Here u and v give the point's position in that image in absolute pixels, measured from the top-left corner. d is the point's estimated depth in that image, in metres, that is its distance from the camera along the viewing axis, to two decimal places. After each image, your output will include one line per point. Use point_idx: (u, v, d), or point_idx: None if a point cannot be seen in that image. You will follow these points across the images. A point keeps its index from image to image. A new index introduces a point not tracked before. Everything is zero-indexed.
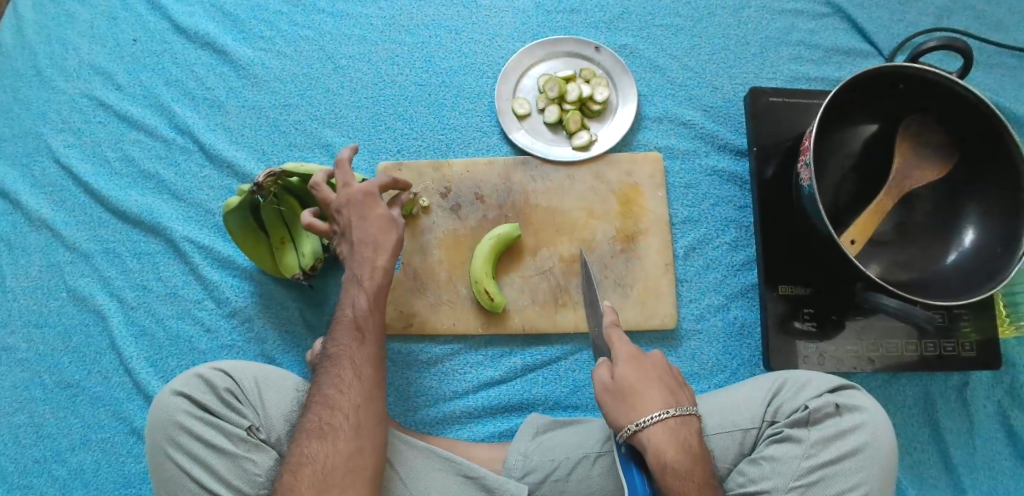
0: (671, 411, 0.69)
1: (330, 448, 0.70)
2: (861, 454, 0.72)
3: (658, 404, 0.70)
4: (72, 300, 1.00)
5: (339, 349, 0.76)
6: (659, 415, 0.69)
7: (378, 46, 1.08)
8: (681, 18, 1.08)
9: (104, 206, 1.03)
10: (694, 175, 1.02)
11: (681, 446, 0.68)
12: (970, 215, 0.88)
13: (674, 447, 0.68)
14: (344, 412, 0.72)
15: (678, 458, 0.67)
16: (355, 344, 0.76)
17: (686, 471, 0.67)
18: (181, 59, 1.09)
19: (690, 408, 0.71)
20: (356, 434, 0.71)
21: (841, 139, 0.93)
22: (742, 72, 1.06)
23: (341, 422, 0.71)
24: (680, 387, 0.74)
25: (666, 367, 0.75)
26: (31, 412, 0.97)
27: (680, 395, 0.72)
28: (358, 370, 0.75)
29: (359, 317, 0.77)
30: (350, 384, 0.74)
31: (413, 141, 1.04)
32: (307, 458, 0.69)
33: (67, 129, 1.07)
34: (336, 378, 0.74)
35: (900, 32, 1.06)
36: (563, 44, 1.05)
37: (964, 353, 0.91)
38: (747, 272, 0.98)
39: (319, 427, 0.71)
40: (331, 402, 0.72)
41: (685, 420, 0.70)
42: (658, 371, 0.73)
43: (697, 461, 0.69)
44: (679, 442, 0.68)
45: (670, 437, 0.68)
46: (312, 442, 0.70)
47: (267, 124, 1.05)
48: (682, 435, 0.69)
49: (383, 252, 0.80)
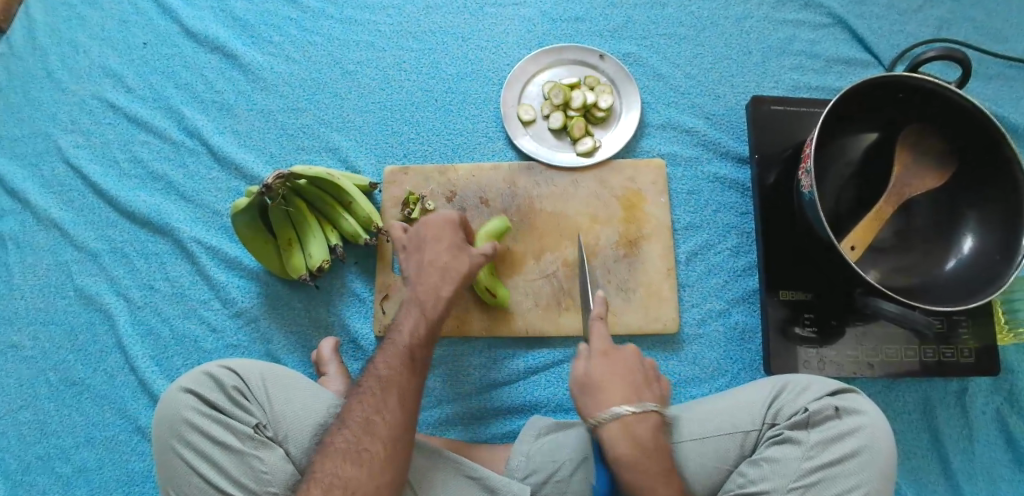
0: (626, 408, 0.70)
1: (364, 474, 0.69)
2: (860, 456, 0.72)
3: (618, 399, 0.72)
4: (79, 299, 1.01)
5: (383, 371, 0.76)
6: (612, 412, 0.70)
7: (386, 52, 1.09)
8: (684, 27, 1.10)
9: (112, 206, 1.04)
10: (696, 181, 1.03)
11: (641, 443, 0.70)
12: (970, 222, 0.89)
13: (626, 442, 0.70)
14: (348, 424, 0.72)
15: (630, 455, 0.69)
16: (406, 374, 0.76)
17: (636, 465, 0.69)
18: (191, 62, 1.10)
19: (653, 405, 0.72)
20: (393, 462, 0.71)
21: (841, 147, 0.95)
22: (744, 81, 1.07)
23: (378, 445, 0.71)
24: (647, 382, 0.75)
25: (635, 361, 0.76)
26: (36, 410, 0.98)
27: (640, 390, 0.73)
28: (405, 395, 0.75)
29: (412, 348, 0.79)
30: (395, 409, 0.73)
31: (419, 145, 1.05)
32: (342, 482, 0.68)
33: (77, 130, 1.08)
34: (377, 401, 0.74)
35: (900, 42, 1.08)
36: (568, 52, 1.06)
37: (963, 360, 0.92)
38: (748, 277, 0.99)
39: (354, 449, 0.70)
40: (371, 428, 0.72)
41: (643, 416, 0.71)
42: (622, 369, 0.74)
43: (655, 457, 0.70)
44: (636, 439, 0.70)
45: (627, 433, 0.70)
46: (338, 460, 0.69)
47: (275, 127, 1.07)
48: (645, 433, 0.71)
49: (449, 283, 0.85)
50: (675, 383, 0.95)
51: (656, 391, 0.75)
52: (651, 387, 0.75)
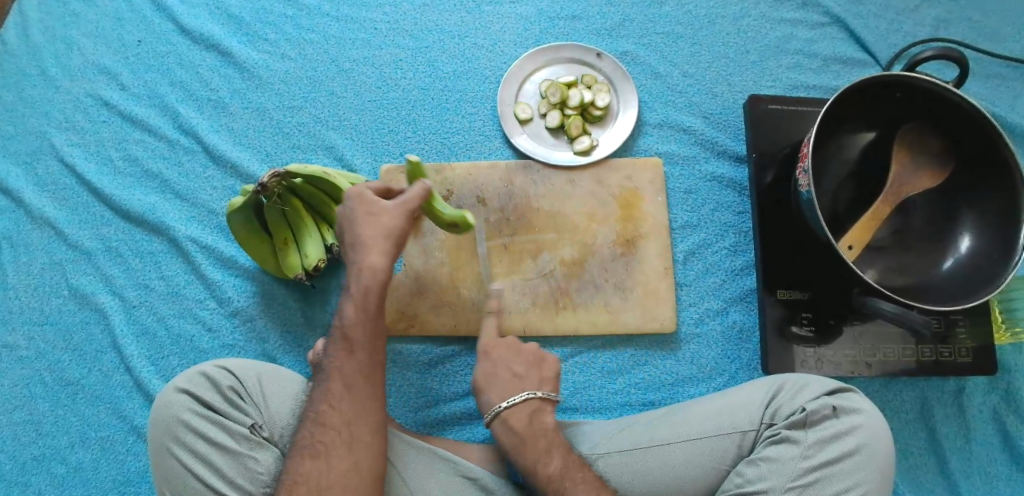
0: (501, 404, 0.80)
1: (325, 466, 0.69)
2: (858, 455, 0.72)
3: (498, 396, 0.81)
4: (73, 298, 1.00)
5: (333, 364, 0.74)
6: (493, 407, 0.80)
7: (382, 50, 1.09)
8: (681, 25, 1.09)
9: (107, 204, 1.04)
10: (694, 181, 1.03)
11: (516, 431, 0.79)
12: (968, 221, 0.89)
13: (507, 431, 0.79)
14: (338, 427, 0.71)
15: (511, 442, 0.78)
16: (348, 359, 0.74)
17: (517, 449, 0.77)
18: (186, 60, 1.10)
19: (524, 394, 0.80)
20: (354, 452, 0.70)
21: (839, 146, 0.94)
22: (742, 80, 1.07)
23: (332, 437, 0.71)
24: (535, 369, 0.84)
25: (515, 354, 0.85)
26: (31, 410, 0.97)
27: (522, 379, 0.83)
28: (354, 386, 0.73)
29: (349, 331, 0.75)
30: (345, 400, 0.72)
31: (416, 144, 1.05)
32: (301, 477, 0.68)
33: (71, 128, 1.08)
34: (328, 393, 0.73)
35: (897, 41, 1.08)
36: (565, 50, 1.06)
37: (960, 359, 0.92)
38: (746, 276, 0.98)
39: (311, 443, 0.70)
40: (324, 420, 0.71)
41: (522, 405, 0.80)
42: (505, 363, 0.84)
43: (533, 439, 0.78)
44: (514, 429, 0.79)
45: (507, 424, 0.79)
46: (304, 457, 0.70)
47: (270, 126, 1.06)
48: (522, 422, 0.79)
49: (375, 253, 0.76)
50: (673, 382, 0.95)
51: (543, 376, 0.84)
52: (538, 373, 0.84)
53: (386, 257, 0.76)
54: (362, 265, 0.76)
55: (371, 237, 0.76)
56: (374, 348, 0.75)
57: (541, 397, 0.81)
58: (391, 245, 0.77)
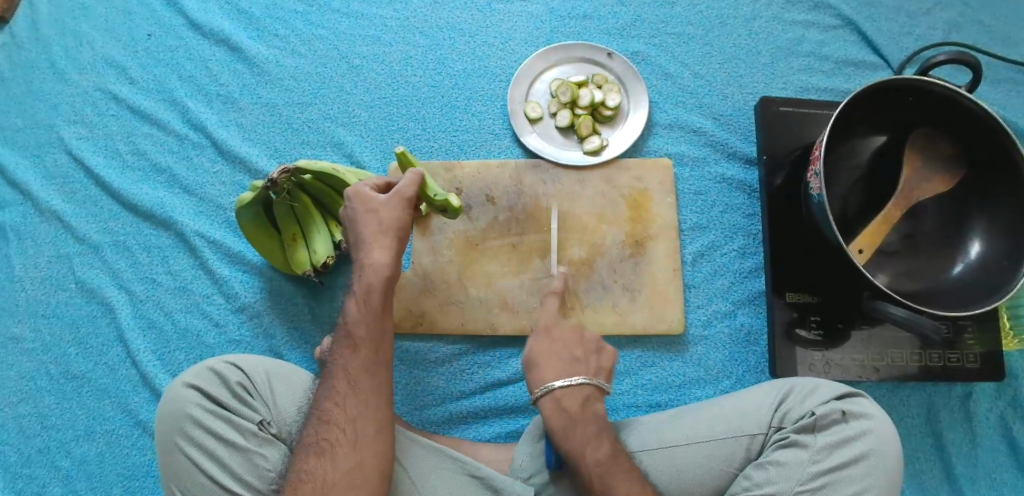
0: (556, 383, 0.77)
1: (329, 465, 0.69)
2: (868, 460, 0.72)
3: (554, 375, 0.78)
4: (80, 292, 1.00)
5: (339, 363, 0.74)
6: (545, 386, 0.77)
7: (393, 47, 1.09)
8: (692, 26, 1.09)
9: (115, 198, 1.04)
10: (703, 182, 1.02)
11: (569, 413, 0.76)
12: (978, 227, 0.89)
13: (558, 415, 0.76)
14: (345, 426, 0.70)
15: (561, 424, 0.76)
16: (356, 355, 0.74)
17: (567, 432, 0.75)
18: (195, 54, 1.09)
19: (581, 378, 0.77)
20: (357, 451, 0.69)
21: (850, 150, 0.94)
22: (752, 82, 1.07)
23: (338, 436, 0.70)
24: (590, 356, 0.80)
25: (578, 336, 0.81)
26: (37, 403, 0.97)
27: (579, 363, 0.79)
28: (359, 387, 0.72)
29: (355, 327, 0.75)
30: (348, 399, 0.72)
31: (425, 142, 1.05)
32: (307, 476, 0.68)
33: (79, 121, 1.07)
34: (333, 392, 0.72)
35: (909, 45, 1.07)
36: (575, 49, 1.05)
37: (968, 364, 0.92)
38: (755, 279, 0.98)
39: (316, 441, 0.70)
40: (329, 418, 0.71)
41: (576, 389, 0.77)
42: (563, 346, 0.80)
43: (585, 423, 0.76)
44: (567, 412, 0.76)
45: (560, 405, 0.76)
46: (309, 455, 0.69)
47: (279, 122, 1.06)
48: (577, 404, 0.77)
49: (378, 249, 0.77)
50: (681, 383, 0.95)
51: (600, 364, 0.80)
52: (598, 360, 0.80)
53: (389, 254, 0.77)
54: (367, 262, 0.77)
55: (374, 233, 0.78)
56: (379, 345, 0.75)
57: (593, 383, 0.78)
58: (393, 239, 0.78)
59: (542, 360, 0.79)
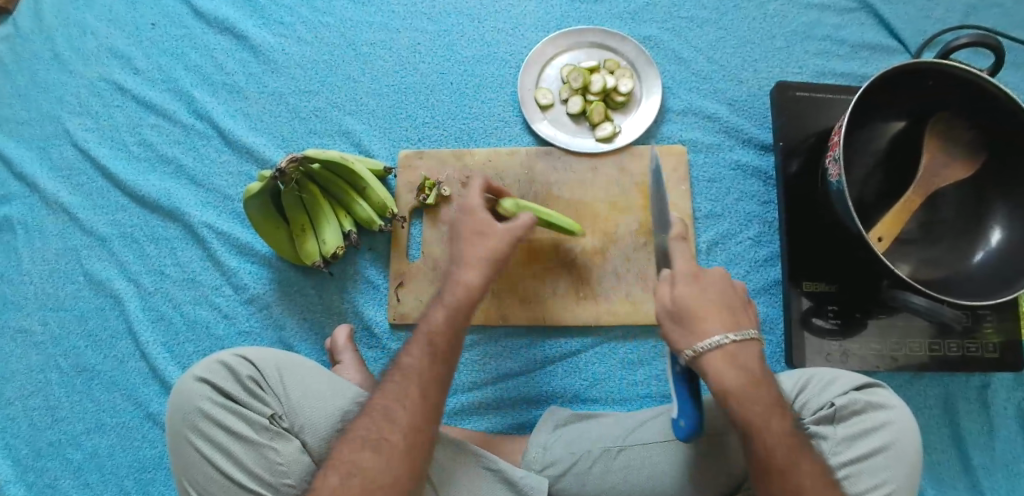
0: (727, 336, 0.64)
1: (384, 464, 0.67)
2: (889, 451, 0.71)
3: (717, 327, 0.65)
4: (88, 285, 0.99)
5: (410, 361, 0.73)
6: (711, 340, 0.64)
7: (401, 34, 1.07)
8: (706, 10, 1.07)
9: (122, 190, 1.02)
10: (717, 169, 1.01)
11: (742, 372, 0.64)
12: (998, 211, 0.87)
13: (736, 372, 0.63)
14: (402, 429, 0.69)
15: (738, 383, 0.63)
16: (429, 362, 0.72)
17: (745, 396, 0.63)
18: (201, 43, 1.07)
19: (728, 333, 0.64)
20: (413, 453, 0.68)
21: (867, 136, 0.93)
22: (767, 66, 1.04)
23: (398, 436, 0.68)
24: (744, 308, 0.68)
25: (728, 286, 0.68)
26: (46, 396, 0.96)
27: (733, 317, 0.66)
28: (428, 387, 0.71)
29: (432, 337, 0.74)
30: (417, 400, 0.70)
31: (435, 130, 1.03)
32: (358, 470, 0.66)
33: (85, 113, 1.06)
34: (400, 392, 0.71)
35: (927, 28, 1.05)
36: (587, 34, 1.03)
37: (986, 354, 0.90)
38: (770, 267, 0.97)
39: (373, 437, 0.68)
40: (393, 417, 0.69)
41: (746, 345, 0.65)
42: (719, 294, 0.67)
43: (762, 389, 0.64)
44: (741, 369, 0.64)
45: (734, 362, 0.64)
46: (354, 448, 0.68)
47: (287, 110, 1.04)
48: (748, 363, 0.64)
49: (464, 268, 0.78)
50: None
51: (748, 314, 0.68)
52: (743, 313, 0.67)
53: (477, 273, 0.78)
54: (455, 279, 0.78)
55: (461, 253, 0.79)
56: (451, 355, 0.74)
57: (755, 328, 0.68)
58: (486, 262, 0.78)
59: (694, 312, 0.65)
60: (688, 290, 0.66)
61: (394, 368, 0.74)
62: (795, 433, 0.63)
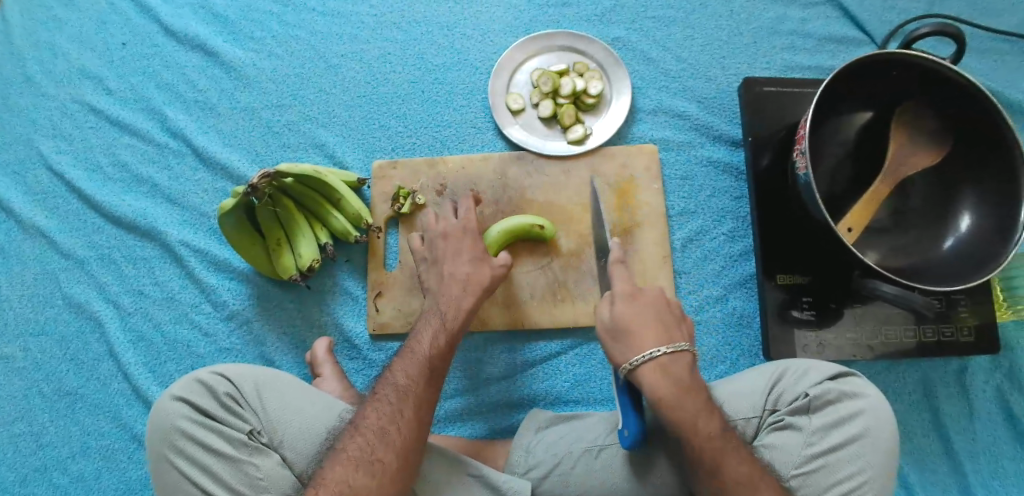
0: (659, 349, 0.71)
1: (375, 484, 0.69)
2: (863, 440, 0.72)
3: (653, 341, 0.73)
4: (68, 308, 0.99)
5: (404, 380, 0.76)
6: (646, 353, 0.72)
7: (371, 44, 1.07)
8: (673, 9, 1.08)
9: (98, 211, 1.03)
10: (690, 166, 1.01)
11: (675, 381, 0.71)
12: (967, 198, 0.88)
13: (668, 382, 0.71)
14: (396, 450, 0.71)
15: (670, 391, 0.70)
16: (423, 383, 0.76)
17: (677, 403, 0.70)
18: (172, 62, 1.08)
19: (666, 345, 0.72)
20: (404, 472, 0.71)
21: (835, 127, 0.94)
22: (735, 63, 1.06)
23: (390, 456, 0.71)
24: (677, 324, 0.76)
25: (662, 304, 0.76)
26: (30, 422, 0.96)
27: (669, 331, 0.74)
28: (419, 405, 0.74)
29: (431, 359, 0.77)
30: (409, 419, 0.73)
31: (408, 139, 1.03)
32: (351, 490, 0.68)
33: (59, 135, 1.06)
34: (397, 414, 0.73)
35: (892, 18, 1.06)
36: (556, 37, 1.04)
37: (962, 338, 0.91)
38: (744, 262, 0.97)
39: (365, 457, 0.70)
40: (386, 438, 0.71)
41: (679, 356, 0.72)
42: (654, 311, 0.76)
43: (693, 394, 0.71)
44: (674, 379, 0.71)
45: (667, 373, 0.71)
46: (345, 467, 0.69)
47: (260, 125, 1.05)
48: (682, 372, 0.72)
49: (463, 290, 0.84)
50: None
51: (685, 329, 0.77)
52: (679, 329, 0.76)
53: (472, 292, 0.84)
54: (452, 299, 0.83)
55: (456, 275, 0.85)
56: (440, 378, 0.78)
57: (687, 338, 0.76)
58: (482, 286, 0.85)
59: (628, 328, 0.74)
60: (626, 308, 0.75)
61: (388, 385, 0.76)
62: (725, 431, 0.70)
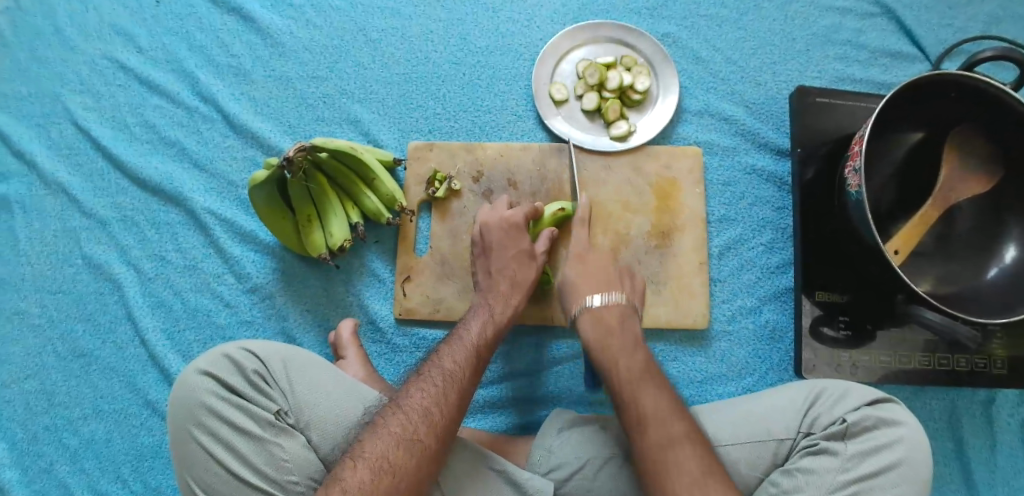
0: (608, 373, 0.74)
1: (415, 463, 0.67)
2: (899, 469, 0.70)
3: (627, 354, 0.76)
4: (87, 267, 0.97)
5: (446, 363, 0.75)
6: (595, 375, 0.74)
7: (413, 21, 1.04)
8: (726, 9, 1.05)
9: (123, 171, 1.00)
10: (733, 172, 0.99)
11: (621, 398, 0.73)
12: (1014, 229, 0.86)
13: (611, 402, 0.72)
14: (437, 430, 0.69)
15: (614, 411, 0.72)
16: (470, 371, 0.75)
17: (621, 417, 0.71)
18: (206, 24, 1.04)
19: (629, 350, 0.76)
20: (441, 456, 0.69)
21: (885, 145, 0.91)
22: (786, 70, 1.03)
23: (431, 436, 0.69)
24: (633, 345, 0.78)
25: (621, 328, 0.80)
26: (43, 380, 0.95)
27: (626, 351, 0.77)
28: (464, 391, 0.73)
29: (478, 348, 0.78)
30: (453, 402, 0.72)
31: (446, 121, 1.01)
32: (390, 466, 0.66)
33: (85, 91, 1.03)
34: (440, 395, 0.71)
35: (948, 36, 1.03)
36: (604, 29, 1.01)
37: (994, 370, 0.90)
38: (782, 275, 0.95)
39: (407, 435, 0.68)
40: (430, 418, 0.70)
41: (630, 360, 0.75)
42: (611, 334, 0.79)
43: (642, 406, 0.70)
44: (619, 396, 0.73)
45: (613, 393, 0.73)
46: (387, 442, 0.67)
47: (294, 96, 1.02)
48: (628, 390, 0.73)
49: (502, 280, 0.85)
50: (702, 379, 0.93)
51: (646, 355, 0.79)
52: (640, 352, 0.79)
53: (511, 284, 0.85)
54: (497, 293, 0.84)
55: (495, 268, 0.86)
56: (478, 367, 0.77)
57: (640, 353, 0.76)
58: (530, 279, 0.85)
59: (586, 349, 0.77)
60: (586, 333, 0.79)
61: (433, 367, 0.75)
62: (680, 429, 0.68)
